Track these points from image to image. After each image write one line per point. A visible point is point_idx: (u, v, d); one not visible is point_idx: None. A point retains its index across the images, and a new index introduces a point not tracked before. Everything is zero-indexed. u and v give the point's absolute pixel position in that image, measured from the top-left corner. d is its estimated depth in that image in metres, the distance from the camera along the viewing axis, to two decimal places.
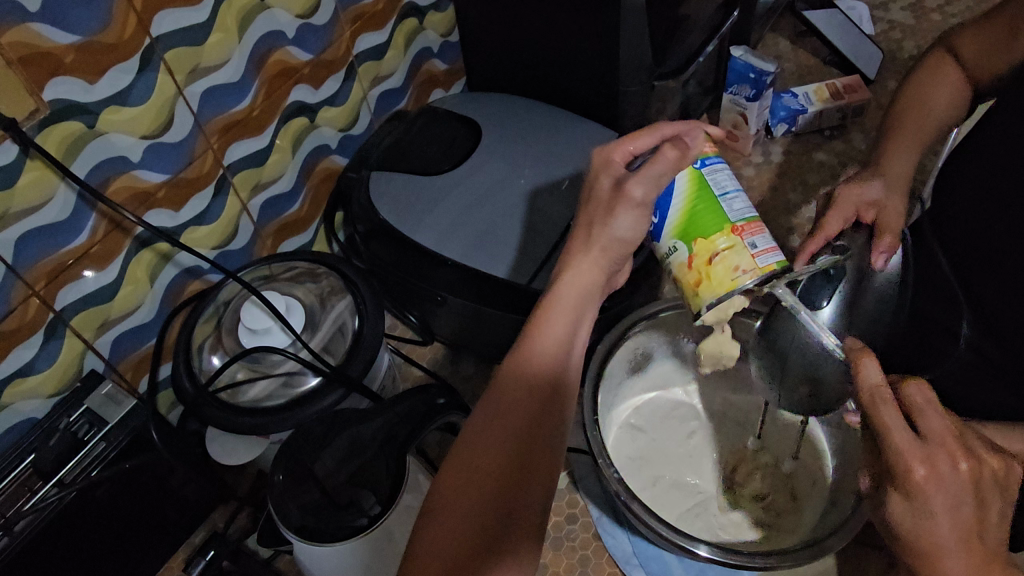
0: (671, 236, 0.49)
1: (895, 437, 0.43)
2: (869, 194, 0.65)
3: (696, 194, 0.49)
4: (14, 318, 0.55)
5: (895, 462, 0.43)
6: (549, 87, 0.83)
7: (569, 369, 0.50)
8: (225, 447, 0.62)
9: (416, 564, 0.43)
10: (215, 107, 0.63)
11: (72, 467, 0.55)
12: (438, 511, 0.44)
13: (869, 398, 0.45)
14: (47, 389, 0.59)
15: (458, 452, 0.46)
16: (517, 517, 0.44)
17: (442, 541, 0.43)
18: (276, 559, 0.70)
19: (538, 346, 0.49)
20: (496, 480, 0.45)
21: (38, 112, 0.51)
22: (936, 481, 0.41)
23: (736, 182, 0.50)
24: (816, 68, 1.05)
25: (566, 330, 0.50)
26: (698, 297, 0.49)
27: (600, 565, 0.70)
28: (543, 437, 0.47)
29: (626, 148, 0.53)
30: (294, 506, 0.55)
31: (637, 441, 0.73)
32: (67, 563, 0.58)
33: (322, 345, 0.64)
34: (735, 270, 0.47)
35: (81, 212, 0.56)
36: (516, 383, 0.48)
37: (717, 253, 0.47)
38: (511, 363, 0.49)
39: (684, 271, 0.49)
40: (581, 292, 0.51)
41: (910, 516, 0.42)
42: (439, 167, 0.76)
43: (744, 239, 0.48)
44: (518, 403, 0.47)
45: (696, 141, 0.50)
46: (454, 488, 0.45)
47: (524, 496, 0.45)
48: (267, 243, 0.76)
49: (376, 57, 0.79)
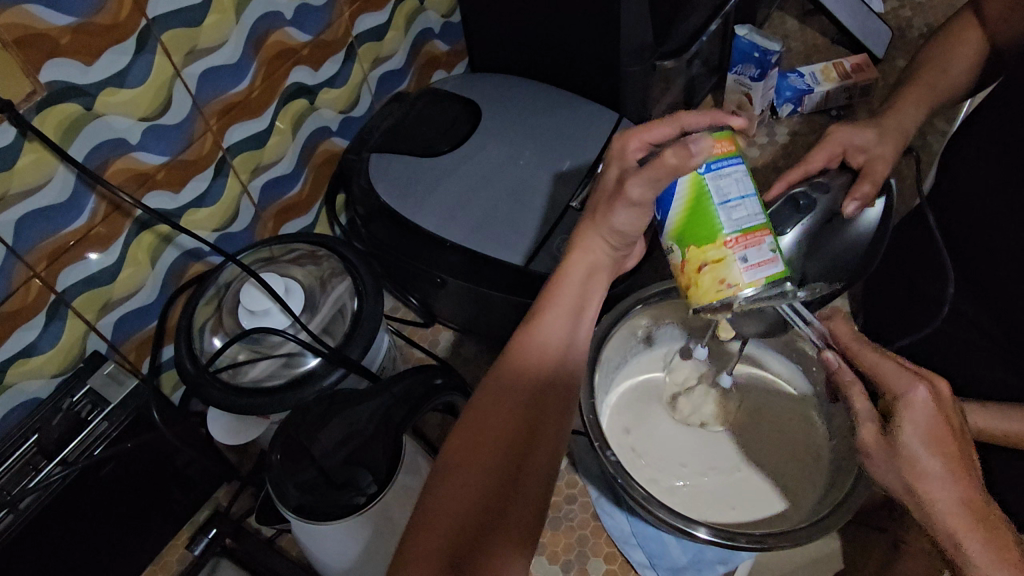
0: (670, 237, 0.48)
1: (889, 366, 0.46)
2: (861, 142, 0.70)
3: (694, 202, 0.46)
4: (15, 299, 0.55)
5: (895, 386, 0.45)
6: (551, 67, 0.82)
7: (575, 346, 0.52)
8: (226, 427, 0.63)
9: (423, 529, 0.43)
10: (213, 88, 0.63)
11: (74, 447, 0.56)
12: (446, 478, 0.45)
13: (856, 344, 0.50)
14: (50, 370, 0.60)
15: (467, 420, 0.48)
16: (523, 485, 0.45)
17: (451, 504, 0.44)
18: (279, 538, 0.71)
19: (546, 322, 0.51)
20: (503, 449, 0.46)
21: (35, 94, 0.51)
22: (931, 397, 0.44)
23: (743, 189, 0.47)
24: (823, 47, 1.04)
25: (573, 306, 0.53)
26: (689, 300, 0.48)
27: (598, 545, 0.71)
28: (551, 407, 0.49)
29: (640, 139, 0.51)
30: (292, 485, 0.56)
31: (629, 423, 0.73)
32: (74, 540, 0.59)
33: (322, 326, 0.65)
34: (721, 283, 0.46)
35: (81, 194, 0.57)
36: (527, 354, 0.50)
37: (707, 263, 0.46)
38: (522, 336, 0.51)
39: (679, 271, 0.48)
40: (587, 271, 0.54)
41: (909, 434, 0.43)
42: (439, 148, 0.76)
43: (737, 251, 0.46)
44: (527, 374, 0.49)
45: (701, 147, 0.45)
46: (460, 456, 0.46)
47: (530, 464, 0.46)
48: (269, 225, 0.76)
49: (376, 38, 0.78)
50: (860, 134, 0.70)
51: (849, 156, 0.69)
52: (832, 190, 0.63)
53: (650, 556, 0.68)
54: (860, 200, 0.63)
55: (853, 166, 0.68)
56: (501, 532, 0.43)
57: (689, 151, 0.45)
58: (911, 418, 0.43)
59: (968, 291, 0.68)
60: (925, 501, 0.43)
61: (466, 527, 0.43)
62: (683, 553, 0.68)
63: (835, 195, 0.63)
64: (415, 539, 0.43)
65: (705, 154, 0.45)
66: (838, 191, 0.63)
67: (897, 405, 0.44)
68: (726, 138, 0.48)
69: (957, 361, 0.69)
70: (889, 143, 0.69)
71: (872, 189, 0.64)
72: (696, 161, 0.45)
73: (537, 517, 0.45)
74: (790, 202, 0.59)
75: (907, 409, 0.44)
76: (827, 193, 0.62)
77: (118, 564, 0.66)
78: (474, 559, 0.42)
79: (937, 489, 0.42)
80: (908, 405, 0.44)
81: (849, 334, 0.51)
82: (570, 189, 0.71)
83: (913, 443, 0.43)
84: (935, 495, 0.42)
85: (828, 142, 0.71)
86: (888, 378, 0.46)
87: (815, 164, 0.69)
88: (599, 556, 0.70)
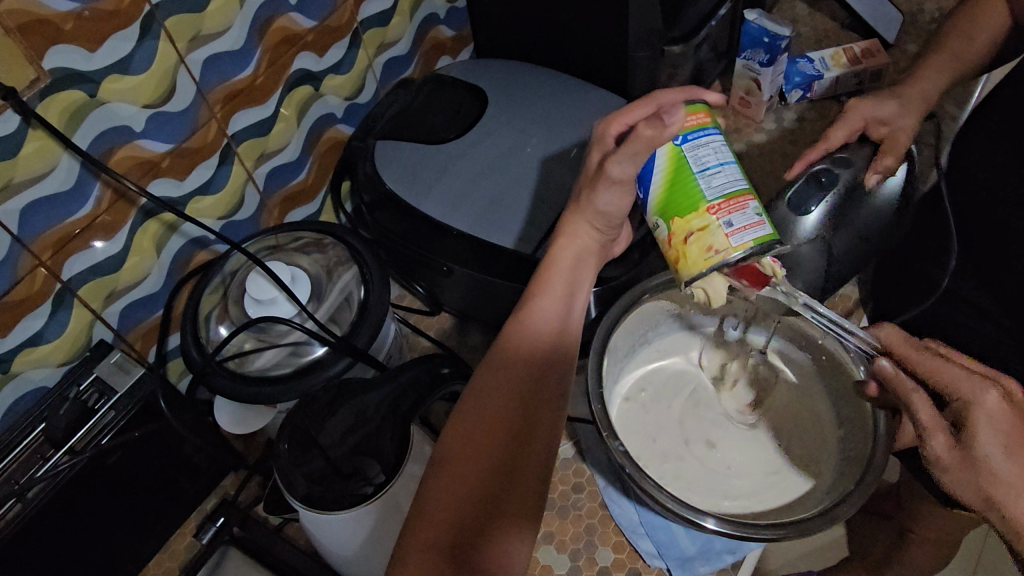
0: (654, 211, 0.48)
1: (948, 374, 0.46)
2: (882, 114, 0.69)
3: (673, 172, 0.47)
4: (21, 288, 0.55)
5: (964, 396, 0.44)
6: (558, 53, 0.81)
7: (569, 331, 0.51)
8: (233, 415, 0.63)
9: (423, 520, 0.43)
10: (218, 75, 0.63)
11: (83, 435, 0.56)
12: (445, 467, 0.45)
13: (912, 350, 0.50)
14: (57, 359, 0.60)
15: (459, 414, 0.47)
16: (522, 473, 0.45)
17: (446, 502, 0.43)
18: (286, 526, 0.71)
19: (536, 310, 0.51)
20: (501, 437, 0.46)
21: (38, 80, 0.51)
22: (1010, 407, 0.43)
23: (722, 157, 0.47)
24: (833, 32, 1.03)
25: (563, 295, 0.52)
26: (679, 273, 0.48)
27: (605, 534, 0.71)
28: (544, 396, 0.48)
29: (620, 122, 0.52)
30: (299, 474, 0.56)
31: (638, 414, 0.72)
32: (82, 529, 0.59)
33: (328, 315, 0.64)
34: (708, 250, 0.46)
35: (86, 181, 0.56)
36: (517, 345, 0.49)
37: (692, 233, 0.46)
38: (511, 324, 0.50)
39: (666, 246, 0.49)
40: (578, 252, 0.54)
41: (991, 449, 0.42)
42: (445, 135, 0.75)
43: (720, 218, 0.46)
44: (519, 364, 0.48)
45: (675, 117, 0.47)
46: (459, 445, 0.45)
47: (529, 453, 0.46)
48: (274, 213, 0.76)
49: (381, 24, 0.77)
50: (882, 107, 0.70)
51: (870, 128, 0.69)
52: (853, 164, 0.65)
53: (658, 546, 0.68)
54: (882, 173, 0.64)
55: (873, 139, 0.68)
56: (497, 529, 0.43)
57: (663, 122, 0.47)
58: (993, 429, 0.43)
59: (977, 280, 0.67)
60: (1011, 516, 0.42)
61: (461, 525, 0.42)
62: (692, 543, 0.68)
63: (857, 171, 0.65)
64: (415, 532, 0.43)
65: (679, 122, 0.47)
66: (859, 165, 0.65)
67: (972, 417, 0.43)
68: (701, 110, 0.49)
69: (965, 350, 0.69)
70: (902, 119, 0.69)
71: (896, 161, 0.65)
72: (671, 131, 0.47)
73: (538, 507, 0.45)
74: (810, 180, 0.64)
75: (982, 416, 0.43)
76: (849, 167, 0.65)
77: (125, 552, 0.66)
78: (474, 552, 0.42)
79: (1018, 503, 0.42)
80: (981, 416, 0.43)
81: (901, 337, 0.51)
82: (576, 176, 0.71)
83: (990, 452, 0.42)
84: (1018, 509, 0.42)
85: (849, 117, 0.69)
86: (955, 385, 0.45)
87: (835, 143, 0.68)
88: (607, 545, 0.70)
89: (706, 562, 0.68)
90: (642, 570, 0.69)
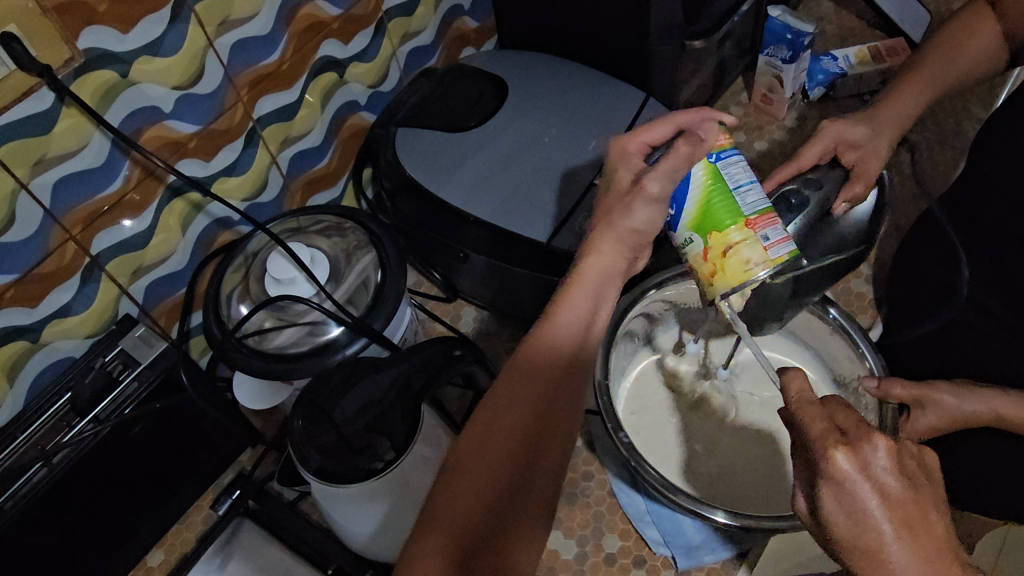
0: (687, 227, 0.49)
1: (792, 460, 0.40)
2: (853, 135, 0.66)
3: (710, 189, 0.48)
4: (52, 260, 0.57)
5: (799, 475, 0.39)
6: (579, 46, 0.82)
7: (588, 347, 0.50)
8: (252, 390, 0.66)
9: (431, 527, 0.43)
10: (244, 59, 0.64)
11: (106, 405, 0.58)
12: (456, 473, 0.44)
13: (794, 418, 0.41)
14: (84, 330, 0.62)
15: (479, 419, 0.46)
16: (532, 482, 0.45)
17: (456, 510, 0.43)
18: (302, 501, 0.73)
19: (561, 322, 0.49)
20: (515, 453, 0.45)
21: (72, 60, 0.53)
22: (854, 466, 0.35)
23: (750, 175, 0.49)
24: (858, 31, 1.02)
25: (592, 305, 0.50)
26: (715, 287, 0.49)
27: (613, 521, 0.72)
28: (558, 413, 0.47)
29: (640, 140, 0.53)
30: (312, 448, 0.58)
31: (644, 415, 0.74)
32: (103, 497, 0.61)
33: (345, 297, 0.66)
34: (748, 262, 0.47)
35: (116, 160, 0.58)
36: (540, 358, 0.48)
37: (730, 246, 0.47)
38: (539, 333, 0.49)
39: (699, 261, 0.49)
40: (607, 268, 0.51)
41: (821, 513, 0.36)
42: (465, 123, 0.77)
43: (757, 232, 0.47)
44: (540, 376, 0.47)
45: (709, 134, 0.49)
46: (471, 454, 0.45)
47: (539, 467, 0.46)
48: (297, 196, 0.77)
49: (406, 14, 0.79)
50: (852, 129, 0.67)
51: (840, 151, 0.66)
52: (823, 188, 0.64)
53: (664, 534, 0.69)
54: (849, 201, 0.63)
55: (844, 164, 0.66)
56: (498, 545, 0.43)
57: (699, 139, 0.49)
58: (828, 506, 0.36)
59: (978, 282, 0.68)
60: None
61: (470, 537, 0.42)
62: (697, 533, 0.68)
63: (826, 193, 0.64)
64: (423, 537, 0.43)
65: (713, 141, 0.49)
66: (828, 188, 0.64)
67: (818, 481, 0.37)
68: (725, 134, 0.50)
69: (965, 352, 0.69)
70: (882, 142, 0.66)
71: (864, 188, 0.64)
72: (706, 146, 0.49)
73: (534, 522, 0.46)
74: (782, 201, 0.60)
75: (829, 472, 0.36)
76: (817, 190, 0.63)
77: (146, 521, 0.68)
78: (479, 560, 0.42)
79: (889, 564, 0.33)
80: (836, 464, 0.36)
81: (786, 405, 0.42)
82: (590, 168, 0.71)
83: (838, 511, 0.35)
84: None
85: (820, 135, 0.67)
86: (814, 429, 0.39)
87: (809, 159, 0.67)
88: (614, 531, 0.71)
89: (711, 552, 0.68)
90: (648, 557, 0.70)
